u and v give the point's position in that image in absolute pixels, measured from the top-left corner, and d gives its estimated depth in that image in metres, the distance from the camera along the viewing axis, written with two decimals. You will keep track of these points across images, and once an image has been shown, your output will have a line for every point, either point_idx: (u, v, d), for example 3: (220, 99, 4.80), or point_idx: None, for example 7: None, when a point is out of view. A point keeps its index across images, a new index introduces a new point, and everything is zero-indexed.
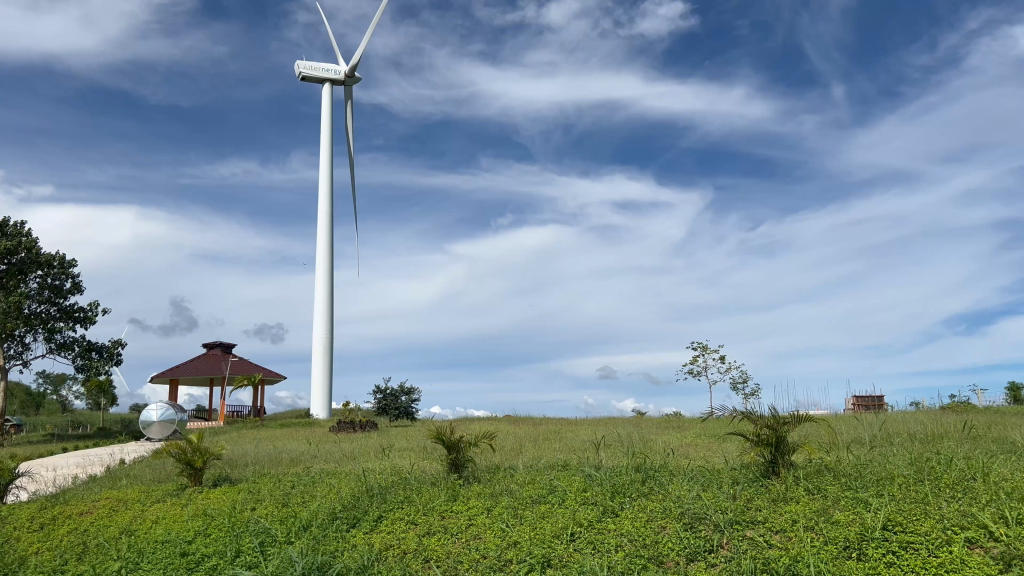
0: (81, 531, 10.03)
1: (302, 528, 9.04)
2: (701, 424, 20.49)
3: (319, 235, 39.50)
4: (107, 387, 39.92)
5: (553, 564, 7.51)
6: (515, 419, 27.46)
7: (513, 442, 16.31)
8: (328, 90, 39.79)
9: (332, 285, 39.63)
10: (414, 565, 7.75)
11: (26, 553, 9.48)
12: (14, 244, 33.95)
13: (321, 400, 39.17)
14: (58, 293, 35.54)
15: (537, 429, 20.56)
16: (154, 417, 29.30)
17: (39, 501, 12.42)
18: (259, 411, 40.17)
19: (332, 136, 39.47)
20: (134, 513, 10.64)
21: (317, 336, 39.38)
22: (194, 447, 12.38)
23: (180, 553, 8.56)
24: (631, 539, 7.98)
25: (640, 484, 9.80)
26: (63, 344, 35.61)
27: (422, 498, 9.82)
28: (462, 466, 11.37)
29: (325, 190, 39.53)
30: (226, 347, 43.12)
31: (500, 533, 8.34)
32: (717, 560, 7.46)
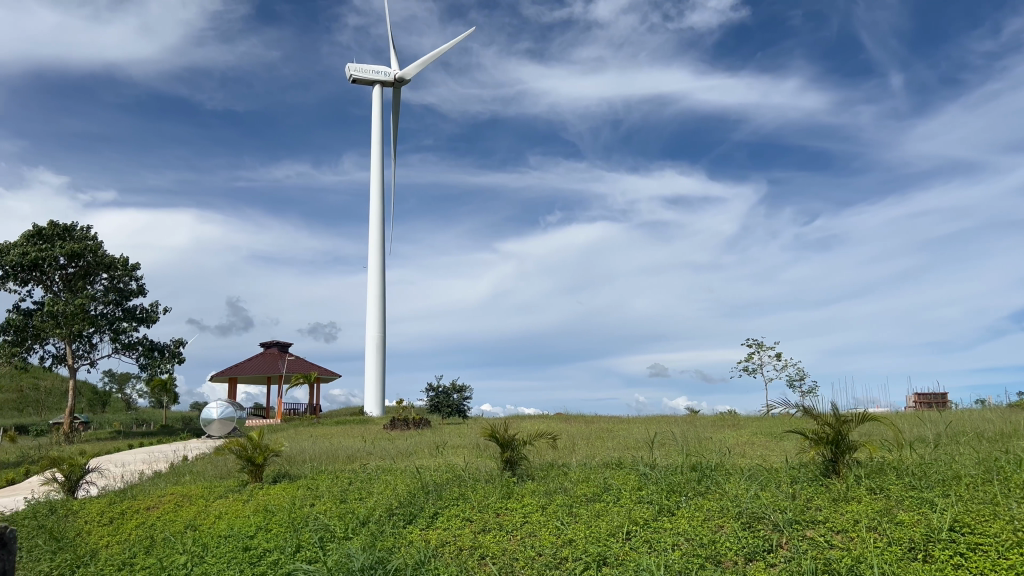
0: (148, 526, 10.34)
1: (360, 524, 9.16)
2: (758, 423, 20.10)
3: (370, 234, 40.00)
4: (169, 386, 40.86)
5: (609, 562, 7.49)
6: (568, 418, 27.42)
7: (568, 441, 16.19)
8: (378, 91, 40.26)
9: (384, 283, 40.12)
10: (471, 563, 7.79)
11: (97, 546, 9.81)
12: (81, 248, 35.07)
13: (375, 398, 39.62)
14: (123, 295, 36.70)
15: (592, 428, 20.28)
16: (214, 414, 30.02)
17: (108, 496, 12.86)
18: (315, 408, 40.92)
19: (383, 136, 39.92)
20: (198, 509, 10.93)
21: (369, 334, 39.96)
22: (255, 444, 12.66)
23: (242, 548, 8.75)
24: (687, 538, 7.90)
25: (696, 483, 9.69)
26: (128, 344, 36.73)
27: (477, 495, 9.89)
28: (517, 464, 11.40)
29: (376, 189, 40.02)
30: (283, 346, 43.96)
31: (555, 531, 8.35)
32: (776, 560, 7.35)
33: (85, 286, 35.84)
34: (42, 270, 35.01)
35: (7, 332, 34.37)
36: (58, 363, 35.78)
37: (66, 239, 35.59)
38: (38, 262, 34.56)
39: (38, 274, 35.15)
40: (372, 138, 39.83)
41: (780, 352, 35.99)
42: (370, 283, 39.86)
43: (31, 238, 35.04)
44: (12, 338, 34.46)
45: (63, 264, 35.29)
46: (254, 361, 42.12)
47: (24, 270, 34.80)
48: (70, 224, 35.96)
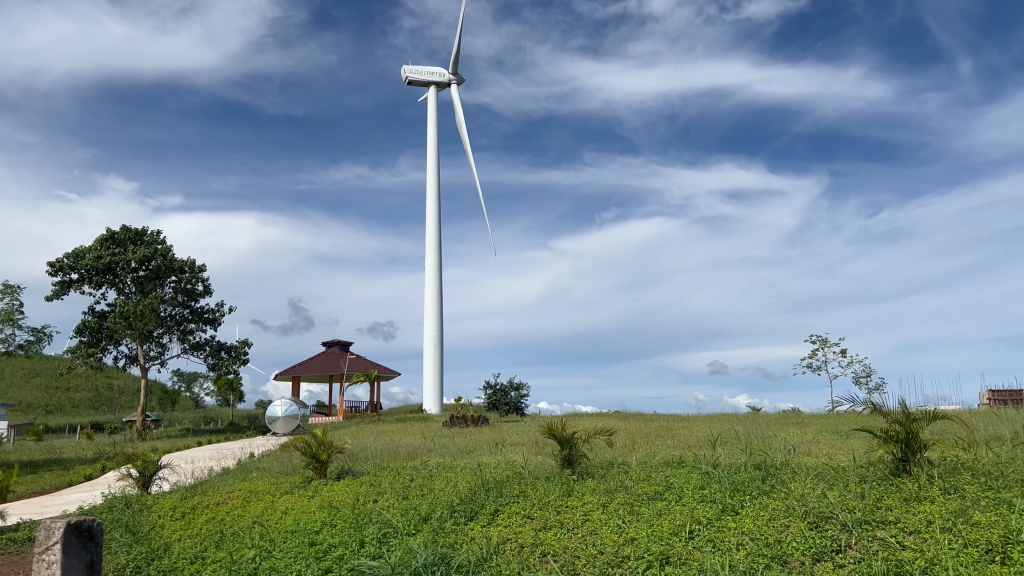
0: (218, 520, 10.63)
1: (422, 520, 9.27)
2: (821, 420, 19.78)
3: (427, 234, 40.41)
4: (236, 384, 41.93)
5: (672, 561, 7.42)
6: (626, 415, 27.32)
7: (627, 439, 16.07)
8: (434, 93, 40.60)
9: (441, 282, 40.47)
10: (531, 560, 7.81)
11: (170, 539, 10.13)
12: (151, 251, 36.35)
13: (433, 395, 40.02)
14: (191, 296, 37.82)
15: (652, 426, 20.22)
16: (279, 412, 30.70)
17: (180, 491, 13.27)
18: (376, 406, 41.54)
19: (438, 137, 40.28)
20: (265, 504, 11.20)
21: (428, 332, 40.35)
22: (319, 441, 12.92)
23: (308, 543, 8.93)
24: (752, 538, 7.78)
25: (760, 481, 9.53)
26: (196, 345, 37.84)
27: (537, 493, 9.89)
28: (576, 462, 11.37)
29: (432, 189, 40.38)
30: (344, 345, 44.70)
31: (616, 529, 8.31)
32: (845, 560, 7.18)
33: (156, 289, 37.09)
34: (115, 273, 36.32)
35: (83, 333, 35.78)
36: (131, 363, 37.09)
37: (137, 243, 36.95)
38: (111, 266, 35.85)
39: (111, 277, 36.47)
40: (428, 139, 40.22)
41: (845, 350, 35.52)
42: (427, 284, 40.25)
43: (104, 243, 36.38)
44: (88, 338, 35.86)
45: (134, 267, 36.56)
46: (316, 361, 42.94)
47: (98, 274, 36.15)
48: (141, 229, 37.27)
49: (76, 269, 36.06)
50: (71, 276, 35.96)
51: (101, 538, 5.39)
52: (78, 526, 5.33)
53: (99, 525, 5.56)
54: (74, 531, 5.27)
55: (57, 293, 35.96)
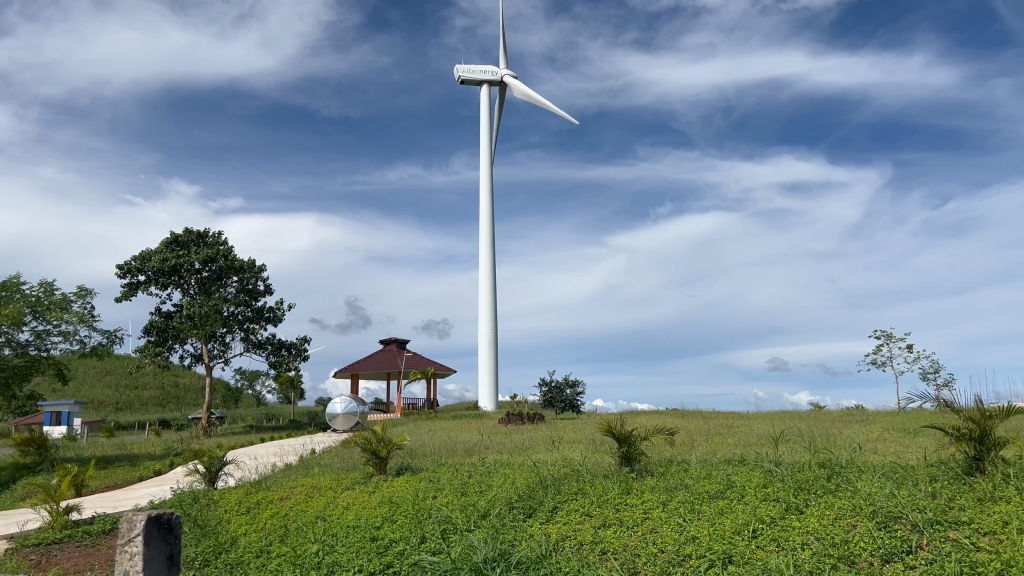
0: (282, 515, 10.84)
1: (481, 516, 9.32)
2: (889, 418, 19.27)
3: (481, 232, 40.57)
4: (297, 382, 42.73)
5: (735, 561, 7.30)
6: (684, 413, 27.00)
7: (688, 437, 15.90)
8: (486, 91, 40.73)
9: (495, 280, 40.58)
10: (591, 557, 7.79)
11: (236, 534, 10.37)
12: (213, 252, 37.31)
13: (489, 393, 40.22)
14: (252, 295, 38.74)
15: (710, 424, 19.97)
16: (339, 409, 31.25)
17: (245, 486, 13.59)
18: (432, 403, 41.93)
19: (491, 135, 40.38)
20: (327, 500, 11.40)
21: (482, 330, 40.53)
22: (378, 437, 13.08)
23: (369, 538, 9.06)
24: (818, 537, 7.61)
25: (825, 480, 9.33)
26: (258, 343, 38.73)
27: (596, 491, 9.84)
28: (634, 460, 11.27)
29: (486, 187, 40.51)
30: (401, 343, 45.21)
31: (677, 528, 8.21)
32: (916, 562, 6.97)
33: (218, 289, 38.06)
34: (180, 274, 37.33)
35: (150, 333, 36.93)
36: (196, 361, 38.13)
37: (200, 245, 37.98)
38: (176, 268, 36.90)
39: (176, 279, 37.53)
40: (481, 137, 40.35)
41: (911, 345, 34.58)
42: (481, 282, 40.41)
43: (169, 245, 37.51)
44: (155, 338, 37.01)
45: (198, 268, 37.54)
46: (374, 359, 43.49)
47: (164, 275, 37.28)
48: (203, 230, 38.33)
49: (143, 271, 37.22)
50: (139, 277, 37.14)
51: (180, 531, 5.45)
52: (158, 518, 5.41)
53: (180, 518, 5.64)
54: (154, 523, 5.36)
55: (125, 295, 37.19)
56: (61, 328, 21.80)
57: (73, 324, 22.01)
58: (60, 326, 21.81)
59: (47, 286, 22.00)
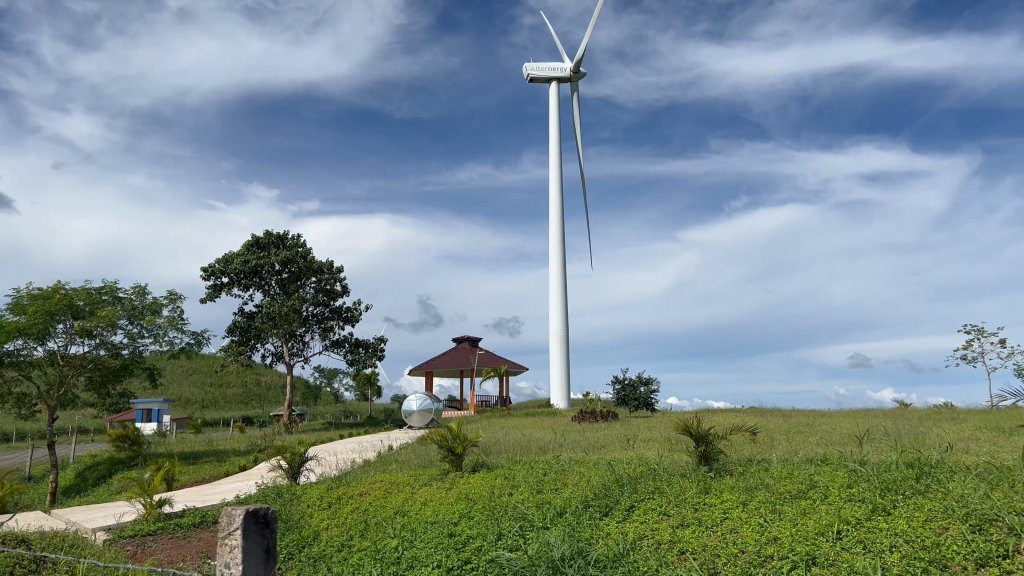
0: (362, 510, 11.09)
1: (557, 514, 9.33)
2: (980, 416, 18.43)
3: (551, 229, 40.55)
4: (373, 380, 43.57)
5: (819, 562, 7.12)
6: (762, 411, 26.40)
7: (768, 436, 15.58)
8: (555, 88, 40.66)
9: (565, 277, 40.50)
10: (670, 556, 7.71)
11: (319, 528, 10.66)
12: (293, 254, 38.29)
13: (560, 390, 40.18)
14: (330, 296, 39.67)
15: (788, 422, 19.53)
16: (414, 406, 31.73)
17: (325, 482, 13.94)
18: (505, 401, 42.17)
19: (560, 132, 40.31)
20: (406, 495, 11.59)
21: (553, 327, 40.52)
22: (454, 434, 13.26)
23: (448, 534, 9.18)
24: (907, 539, 7.35)
25: (914, 480, 8.99)
26: (336, 342, 39.62)
27: (673, 490, 9.72)
28: (713, 459, 11.07)
29: (555, 185, 40.45)
30: (473, 341, 45.62)
31: (758, 528, 8.05)
32: (1015, 567, 6.65)
33: (298, 289, 39.09)
34: (261, 275, 38.52)
35: (233, 333, 38.25)
36: (277, 360, 39.28)
37: (279, 247, 39.03)
38: (257, 269, 38.07)
39: (257, 280, 38.74)
40: (550, 134, 40.33)
41: (1003, 339, 33.02)
42: (552, 280, 40.40)
43: (251, 248, 38.75)
44: (238, 338, 38.31)
45: (278, 269, 38.61)
46: (448, 357, 43.99)
47: (246, 277, 38.51)
48: (283, 233, 39.36)
49: (226, 274, 38.55)
50: (222, 279, 38.46)
51: (276, 525, 5.48)
52: (256, 512, 5.42)
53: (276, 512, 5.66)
54: (251, 518, 5.35)
55: (210, 296, 38.57)
56: (152, 331, 22.79)
57: (164, 327, 22.99)
58: (152, 329, 22.80)
59: (139, 290, 23.02)
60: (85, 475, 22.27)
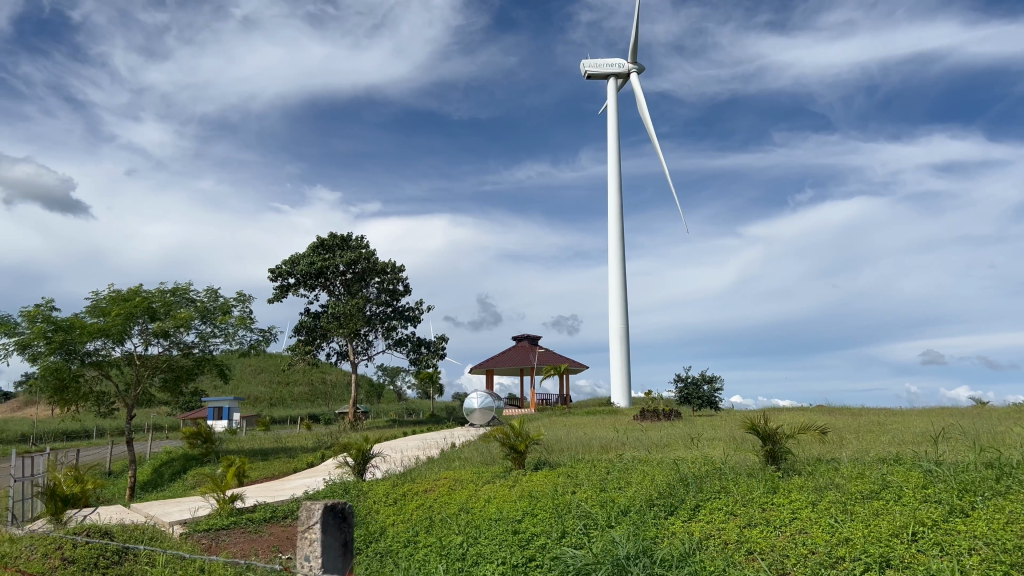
0: (427, 507, 11.23)
1: (621, 513, 9.29)
2: None
3: (610, 226, 40.33)
4: (435, 379, 44.01)
5: (893, 564, 6.93)
6: (830, 410, 25.77)
7: (836, 435, 15.24)
8: (613, 84, 40.40)
9: (625, 274, 40.20)
10: (737, 557, 7.60)
11: (385, 523, 10.83)
12: (357, 255, 38.94)
13: (621, 389, 39.91)
14: (393, 296, 40.22)
15: (860, 421, 19.00)
16: (475, 404, 31.93)
17: (391, 479, 14.16)
18: (566, 399, 42.10)
19: (619, 128, 40.05)
20: (470, 492, 11.70)
21: (613, 325, 40.27)
22: (517, 432, 13.34)
23: (512, 531, 9.22)
24: (987, 542, 7.10)
25: (994, 481, 8.67)
26: (399, 341, 40.16)
27: (740, 490, 9.57)
28: (781, 458, 10.86)
29: (614, 182, 40.21)
30: (533, 339, 45.66)
31: (828, 529, 7.88)
32: None
33: (362, 289, 39.74)
34: (326, 276, 39.26)
35: (300, 332, 39.13)
36: (342, 359, 40.01)
37: (344, 248, 39.74)
38: (322, 270, 38.81)
39: (323, 280, 39.52)
40: (608, 131, 40.11)
41: None
42: (611, 277, 40.15)
43: (316, 249, 39.54)
44: (305, 337, 39.16)
45: (343, 270, 39.28)
46: (508, 355, 44.14)
47: (311, 278, 39.32)
48: (347, 234, 40.03)
49: (293, 274, 39.44)
50: (289, 280, 39.36)
51: (354, 520, 5.46)
52: (334, 508, 5.41)
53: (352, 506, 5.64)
54: (329, 513, 5.33)
55: (278, 296, 39.51)
56: (224, 331, 23.47)
57: (234, 326, 23.65)
58: (223, 328, 23.48)
59: (210, 291, 23.70)
60: (161, 471, 23.06)
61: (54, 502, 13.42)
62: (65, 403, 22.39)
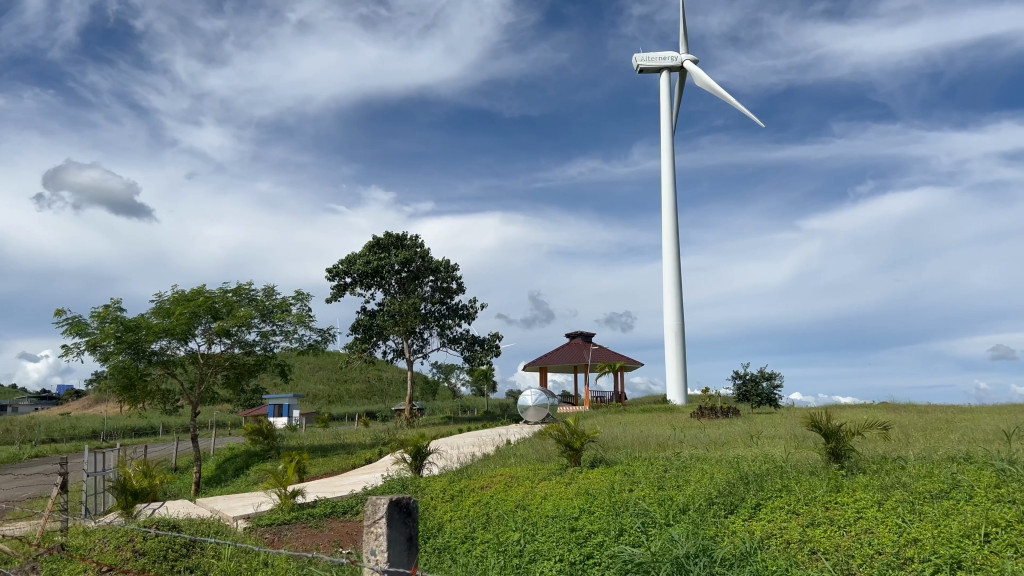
0: (483, 503, 11.29)
1: (680, 511, 9.19)
2: None
3: (664, 221, 39.92)
4: (489, 376, 44.21)
5: (965, 566, 6.70)
6: (894, 407, 25.12)
7: (902, 432, 14.91)
8: (666, 78, 39.99)
9: (680, 270, 39.74)
10: (800, 556, 7.44)
11: (443, 519, 10.91)
12: (411, 254, 39.33)
13: (677, 386, 39.49)
14: (447, 294, 40.52)
15: (927, 418, 18.45)
16: (530, 401, 31.96)
17: (447, 475, 14.26)
18: (621, 396, 41.87)
19: (672, 122, 39.59)
20: (526, 489, 11.72)
21: (668, 321, 39.87)
22: (572, 430, 13.32)
23: (569, 528, 9.22)
24: None
25: None
26: (453, 339, 40.44)
27: (802, 488, 9.39)
28: (844, 456, 10.61)
29: (668, 177, 39.78)
30: (587, 336, 45.51)
31: (896, 529, 7.66)
32: None
33: (416, 288, 40.12)
34: (382, 275, 39.74)
35: (357, 330, 39.71)
36: (398, 357, 40.46)
37: (399, 247, 40.20)
38: (378, 269, 39.28)
39: (378, 279, 40.02)
40: (662, 125, 39.69)
41: None
42: (666, 273, 39.75)
43: (372, 248, 40.07)
44: (362, 335, 39.71)
45: (398, 269, 39.71)
46: (562, 352, 44.08)
47: (367, 277, 39.85)
48: (401, 233, 40.49)
49: (349, 274, 40.05)
50: (346, 279, 39.96)
51: (419, 515, 5.22)
52: (399, 502, 5.19)
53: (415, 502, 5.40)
54: (396, 508, 5.13)
55: (335, 296, 40.14)
56: (283, 329, 23.97)
57: (293, 324, 24.13)
58: (282, 327, 23.98)
59: (270, 291, 24.21)
60: (225, 466, 23.65)
61: (125, 496, 13.87)
62: (133, 401, 23.12)
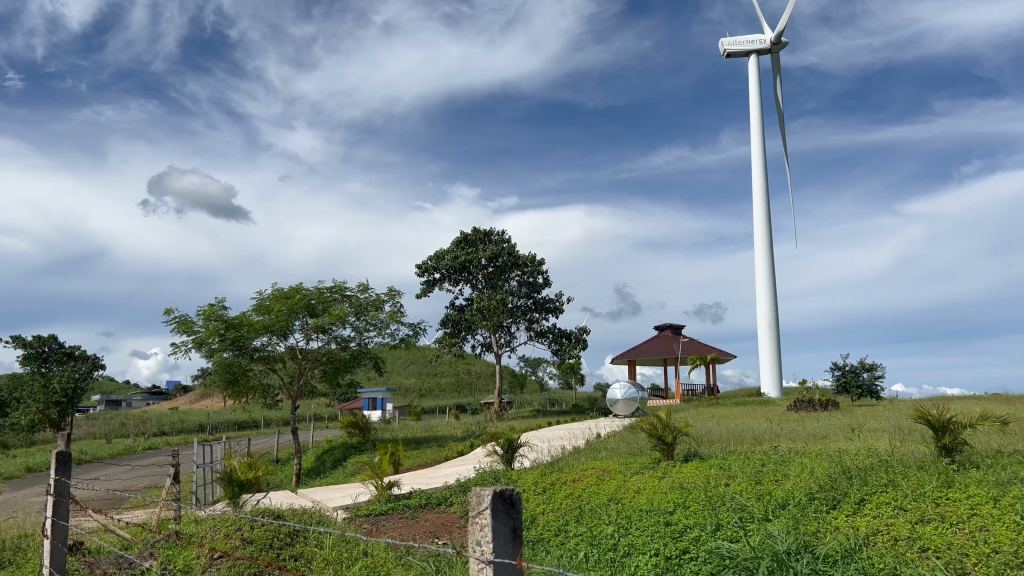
0: (576, 497, 11.29)
1: (780, 506, 8.95)
2: None
3: (755, 209, 38.87)
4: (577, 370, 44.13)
5: None
6: (1008, 399, 23.76)
7: (1019, 425, 14.05)
8: (755, 61, 38.88)
9: (772, 259, 38.64)
10: (911, 555, 7.13)
11: (536, 512, 10.96)
12: (499, 249, 39.59)
13: (773, 378, 38.45)
14: (534, 288, 40.63)
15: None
16: (619, 394, 31.73)
17: (539, 468, 14.31)
18: (712, 389, 41.07)
19: (762, 107, 38.49)
20: (618, 483, 11.64)
21: (761, 312, 38.88)
22: (664, 424, 13.16)
23: (664, 523, 9.12)
24: None
25: None
26: (541, 332, 40.58)
27: (910, 483, 8.99)
28: (956, 451, 10.11)
29: (758, 164, 38.73)
30: (677, 328, 44.81)
31: (1015, 527, 7.25)
32: None
33: (504, 282, 40.41)
34: (470, 270, 40.21)
35: (447, 325, 40.34)
36: (487, 350, 40.90)
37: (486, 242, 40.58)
38: (466, 265, 39.74)
39: (467, 274, 40.50)
40: (751, 110, 38.66)
41: None
42: (758, 263, 38.73)
43: (460, 244, 40.58)
44: (451, 330, 40.33)
45: (485, 264, 40.10)
46: (652, 345, 43.53)
47: (456, 272, 40.41)
48: (488, 229, 40.88)
49: (439, 269, 40.68)
50: (436, 275, 40.65)
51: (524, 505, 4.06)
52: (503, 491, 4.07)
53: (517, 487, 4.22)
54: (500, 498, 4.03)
55: (425, 292, 40.83)
56: (376, 325, 24.56)
57: (386, 321, 24.68)
58: (375, 323, 24.58)
59: (364, 288, 24.81)
60: (324, 458, 24.42)
61: (232, 487, 14.51)
62: (237, 395, 24.14)
